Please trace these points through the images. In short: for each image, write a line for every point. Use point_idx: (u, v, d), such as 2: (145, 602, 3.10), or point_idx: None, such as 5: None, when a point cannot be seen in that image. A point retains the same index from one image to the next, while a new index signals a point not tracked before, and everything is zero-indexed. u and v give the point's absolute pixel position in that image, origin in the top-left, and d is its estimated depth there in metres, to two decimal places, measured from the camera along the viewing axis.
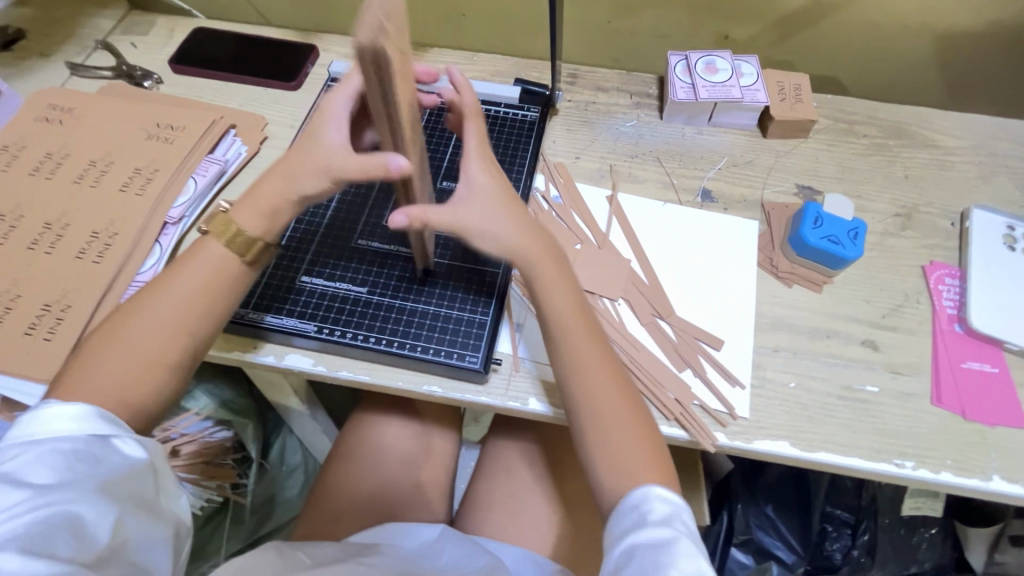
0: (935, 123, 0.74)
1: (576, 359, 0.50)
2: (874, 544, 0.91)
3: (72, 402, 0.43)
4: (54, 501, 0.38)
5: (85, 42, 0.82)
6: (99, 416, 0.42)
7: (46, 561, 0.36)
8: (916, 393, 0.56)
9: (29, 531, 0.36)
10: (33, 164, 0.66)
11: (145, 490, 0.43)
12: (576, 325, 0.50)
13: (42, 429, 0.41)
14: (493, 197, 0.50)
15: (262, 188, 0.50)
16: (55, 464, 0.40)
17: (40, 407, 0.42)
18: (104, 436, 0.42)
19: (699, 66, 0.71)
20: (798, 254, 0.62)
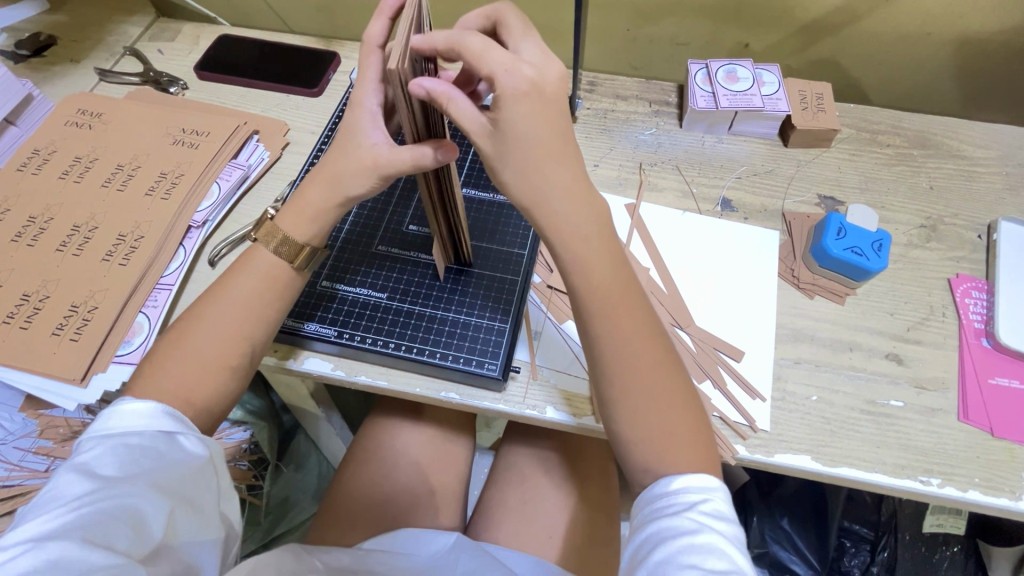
0: (961, 133, 0.73)
1: (620, 349, 0.43)
2: (894, 561, 0.89)
3: (145, 399, 0.43)
4: (117, 493, 0.39)
5: (113, 48, 0.84)
6: (167, 414, 0.43)
7: (102, 551, 0.36)
8: (942, 408, 0.55)
9: (91, 522, 0.37)
10: (63, 167, 0.67)
11: (204, 489, 0.43)
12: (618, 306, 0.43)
13: (115, 424, 0.42)
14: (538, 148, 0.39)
15: (307, 194, 0.49)
16: (121, 456, 0.41)
17: (118, 402, 0.43)
18: (169, 433, 0.43)
19: (720, 74, 0.71)
20: (821, 266, 0.61)
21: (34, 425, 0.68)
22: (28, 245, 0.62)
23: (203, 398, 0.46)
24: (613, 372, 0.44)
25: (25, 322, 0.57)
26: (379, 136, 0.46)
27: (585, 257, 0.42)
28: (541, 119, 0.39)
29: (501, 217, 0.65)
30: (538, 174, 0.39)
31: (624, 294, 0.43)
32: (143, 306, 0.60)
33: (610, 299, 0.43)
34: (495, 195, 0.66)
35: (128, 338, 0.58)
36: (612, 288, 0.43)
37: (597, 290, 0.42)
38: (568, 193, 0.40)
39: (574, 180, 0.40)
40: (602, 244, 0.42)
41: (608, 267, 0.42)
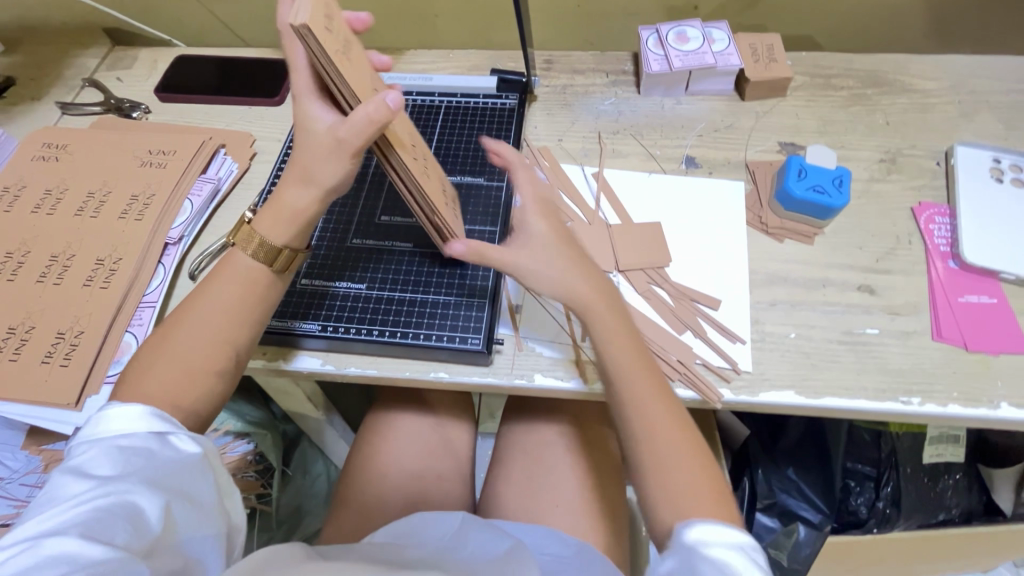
0: (912, 67, 0.75)
1: (659, 438, 0.46)
2: (898, 494, 0.91)
3: (135, 401, 0.44)
4: (114, 490, 0.40)
5: (72, 82, 0.84)
6: (155, 415, 0.44)
7: (102, 547, 0.37)
8: (916, 330, 0.56)
9: (89, 518, 0.38)
10: (35, 201, 0.68)
11: (202, 486, 0.44)
12: (658, 406, 0.47)
13: (107, 427, 0.43)
14: (547, 239, 0.50)
15: (283, 196, 0.49)
16: (115, 457, 0.41)
17: (108, 405, 0.44)
18: (161, 433, 0.43)
19: (670, 37, 0.72)
20: (786, 209, 0.63)
21: (39, 461, 0.69)
22: (9, 280, 0.62)
23: (191, 401, 0.47)
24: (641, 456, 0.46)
25: (14, 354, 0.58)
26: (324, 118, 0.46)
27: (625, 363, 0.48)
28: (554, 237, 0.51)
29: (470, 198, 0.66)
30: (581, 285, 0.49)
31: (636, 344, 0.49)
32: (129, 325, 0.60)
33: (643, 379, 0.47)
34: (462, 178, 0.67)
35: (118, 358, 0.59)
36: (633, 375, 0.48)
37: (637, 396, 0.47)
38: (610, 302, 0.50)
39: (569, 258, 0.50)
40: (626, 350, 0.49)
41: (621, 329, 0.49)
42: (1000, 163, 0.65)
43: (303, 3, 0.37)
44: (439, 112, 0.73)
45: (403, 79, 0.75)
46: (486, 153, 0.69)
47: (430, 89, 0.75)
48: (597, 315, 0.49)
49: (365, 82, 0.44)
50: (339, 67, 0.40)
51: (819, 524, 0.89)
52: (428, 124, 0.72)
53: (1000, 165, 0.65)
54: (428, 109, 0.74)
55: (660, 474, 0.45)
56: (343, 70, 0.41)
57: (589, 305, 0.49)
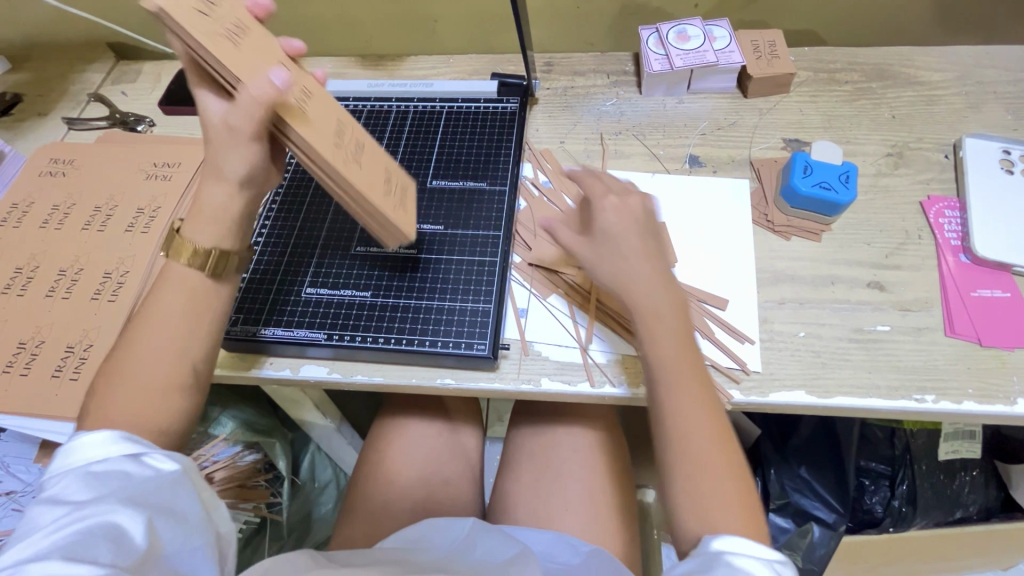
0: (918, 60, 0.74)
1: (706, 467, 0.44)
2: (914, 492, 0.90)
3: (101, 427, 0.43)
4: (93, 512, 0.38)
5: (78, 97, 0.85)
6: (124, 438, 0.42)
7: (88, 566, 0.36)
8: (928, 326, 0.55)
9: (69, 542, 0.37)
10: (43, 217, 0.68)
11: (184, 499, 0.43)
12: (700, 417, 0.45)
13: (76, 455, 0.41)
14: (620, 239, 0.50)
15: (211, 197, 0.47)
16: (89, 481, 0.40)
17: (71, 436, 0.42)
18: (135, 454, 0.42)
19: (671, 36, 0.72)
20: (792, 206, 0.62)
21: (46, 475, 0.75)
22: (18, 296, 0.63)
23: (162, 418, 0.45)
24: (675, 467, 0.44)
25: (24, 369, 0.58)
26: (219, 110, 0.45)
27: (684, 398, 0.46)
28: (626, 242, 0.50)
29: (472, 203, 0.65)
30: (660, 333, 0.48)
31: (687, 351, 0.48)
32: None
33: (688, 388, 0.46)
34: (464, 183, 0.67)
35: None
36: (694, 407, 0.46)
37: (694, 429, 0.45)
38: (681, 340, 0.48)
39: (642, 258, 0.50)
40: (695, 388, 0.46)
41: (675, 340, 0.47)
42: (1010, 155, 0.64)
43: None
44: (440, 117, 0.73)
45: (404, 86, 0.75)
46: (488, 156, 0.69)
47: (431, 95, 0.75)
48: (664, 353, 0.47)
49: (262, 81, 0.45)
50: (215, 49, 0.41)
51: (834, 524, 0.89)
52: (429, 129, 0.72)
53: (1010, 156, 0.64)
54: (428, 115, 0.74)
55: (693, 486, 0.43)
56: (219, 54, 0.42)
57: (659, 345, 0.48)
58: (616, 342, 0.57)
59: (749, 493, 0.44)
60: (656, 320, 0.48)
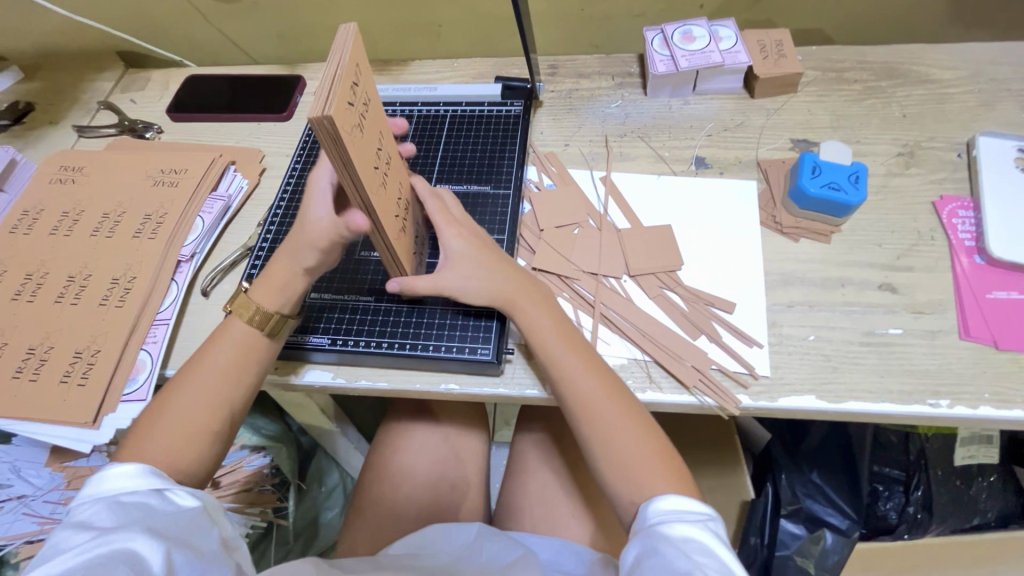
0: (929, 57, 0.73)
1: (616, 430, 0.49)
2: (930, 499, 0.88)
3: (129, 463, 0.46)
4: (116, 537, 0.40)
5: (88, 105, 0.86)
6: (150, 472, 0.45)
7: None
8: (942, 329, 0.54)
9: (91, 565, 0.38)
10: (53, 223, 0.69)
11: (204, 537, 0.44)
12: (602, 394, 0.50)
13: (105, 488, 0.44)
14: (472, 258, 0.53)
15: (280, 263, 0.53)
16: (116, 510, 0.42)
17: (103, 470, 0.45)
18: (159, 490, 0.44)
19: (676, 36, 0.71)
20: (801, 208, 0.61)
21: (60, 478, 0.76)
22: (28, 302, 0.63)
23: (198, 438, 0.48)
24: (593, 445, 0.50)
25: (34, 374, 0.59)
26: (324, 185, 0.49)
27: (571, 370, 0.51)
28: (475, 248, 0.54)
29: (476, 206, 0.65)
30: (527, 308, 0.53)
31: (567, 335, 0.52)
32: (144, 343, 0.61)
33: (579, 366, 0.51)
34: (469, 187, 0.67)
35: (133, 376, 0.59)
36: (583, 378, 0.50)
37: (592, 399, 0.50)
38: (551, 312, 0.53)
39: (467, 263, 0.53)
40: (580, 358, 0.51)
41: (552, 326, 0.52)
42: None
43: (335, 92, 0.35)
44: (444, 121, 0.73)
45: (407, 91, 0.75)
46: (492, 160, 0.69)
47: (435, 99, 0.75)
48: (542, 328, 0.52)
49: (371, 153, 0.42)
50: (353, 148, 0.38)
51: (847, 530, 0.87)
52: (433, 133, 0.72)
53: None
54: (433, 120, 0.74)
55: (617, 458, 0.49)
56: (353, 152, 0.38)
57: (534, 320, 0.52)
58: (622, 346, 0.56)
59: (665, 447, 0.49)
60: (518, 295, 0.53)
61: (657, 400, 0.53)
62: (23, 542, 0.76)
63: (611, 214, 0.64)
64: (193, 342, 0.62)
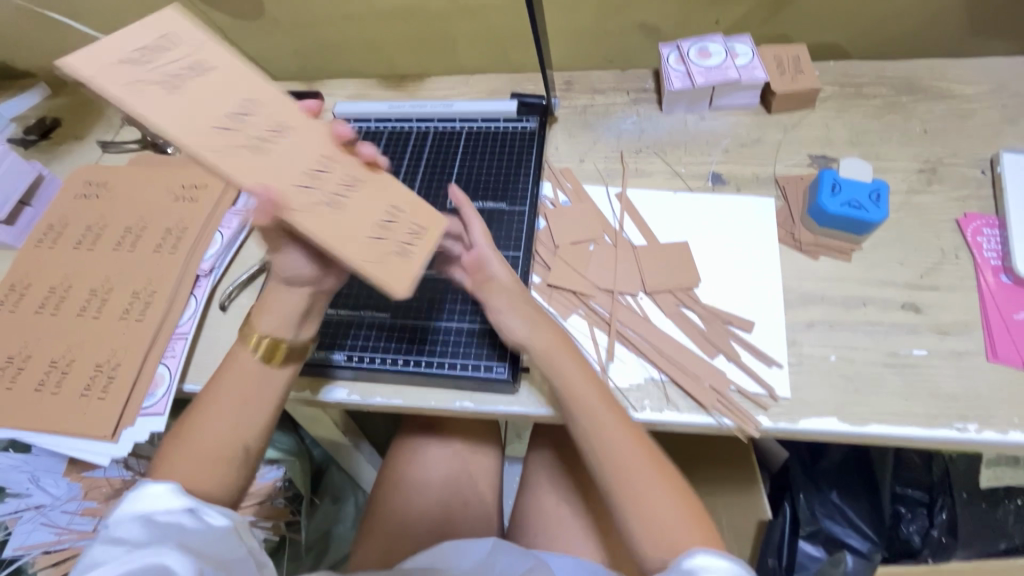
0: (949, 72, 0.72)
1: (642, 485, 0.47)
2: (955, 523, 0.85)
3: (162, 482, 0.45)
4: (148, 554, 0.41)
5: (112, 121, 0.88)
6: (182, 492, 0.45)
7: None
8: (968, 351, 0.53)
9: None
10: (76, 238, 0.70)
11: (234, 552, 0.45)
12: (619, 429, 0.49)
13: (139, 507, 0.44)
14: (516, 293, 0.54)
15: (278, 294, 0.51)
16: (148, 525, 0.43)
17: (137, 486, 0.45)
18: (192, 509, 0.44)
19: (692, 52, 0.71)
20: (820, 225, 0.60)
21: (78, 488, 0.78)
22: (51, 315, 0.65)
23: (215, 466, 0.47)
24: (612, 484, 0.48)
25: (55, 388, 0.60)
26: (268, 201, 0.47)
27: (598, 421, 0.50)
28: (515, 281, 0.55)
29: (492, 223, 0.65)
30: (554, 358, 0.52)
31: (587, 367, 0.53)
32: (163, 356, 0.62)
33: (595, 398, 0.51)
34: (484, 204, 0.67)
35: (152, 390, 0.60)
36: (609, 426, 0.50)
37: (620, 450, 0.48)
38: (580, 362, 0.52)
39: (504, 297, 0.53)
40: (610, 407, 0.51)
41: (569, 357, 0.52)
42: None
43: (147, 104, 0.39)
44: (460, 137, 0.74)
45: (424, 107, 0.76)
46: (508, 176, 0.69)
47: (451, 115, 0.76)
48: (571, 377, 0.51)
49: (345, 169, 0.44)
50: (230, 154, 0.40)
51: (868, 553, 0.84)
52: (449, 150, 0.73)
53: None
54: (448, 136, 0.74)
55: (639, 503, 0.46)
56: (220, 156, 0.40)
57: (563, 369, 0.52)
58: (637, 364, 0.56)
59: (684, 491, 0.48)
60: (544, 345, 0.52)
61: (673, 420, 0.53)
62: (39, 552, 0.77)
63: (626, 231, 0.64)
64: (213, 356, 0.63)
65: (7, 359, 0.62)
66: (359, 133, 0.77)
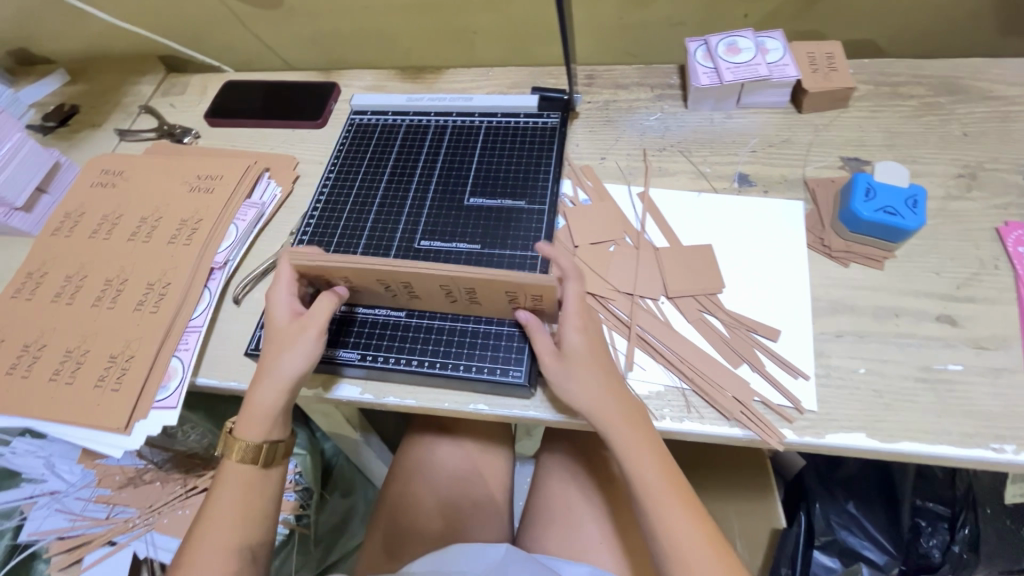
0: (991, 73, 0.68)
1: (660, 506, 0.47)
2: (977, 537, 0.83)
3: None
4: None
5: (129, 109, 0.88)
6: None
7: None
8: (1007, 367, 0.50)
9: None
10: (92, 227, 0.70)
11: None
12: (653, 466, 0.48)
13: None
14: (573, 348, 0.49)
15: (252, 399, 0.52)
16: None
17: None
18: None
19: (720, 48, 0.68)
20: (852, 232, 0.58)
21: (91, 476, 0.81)
22: (67, 304, 0.64)
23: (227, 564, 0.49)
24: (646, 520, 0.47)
25: (70, 378, 0.60)
26: (282, 304, 0.53)
27: (630, 448, 0.48)
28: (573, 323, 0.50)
29: (510, 222, 0.64)
30: (572, 378, 0.49)
31: (621, 401, 0.49)
32: (176, 350, 0.61)
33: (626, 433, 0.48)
34: (503, 202, 0.66)
35: (164, 383, 0.60)
36: (638, 453, 0.47)
37: (650, 483, 0.47)
38: (605, 381, 0.49)
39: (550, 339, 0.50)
40: (639, 431, 0.48)
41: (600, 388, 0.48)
42: None
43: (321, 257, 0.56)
44: (479, 132, 0.72)
45: (442, 100, 0.74)
46: (527, 173, 0.68)
47: (470, 110, 0.74)
48: (589, 397, 0.48)
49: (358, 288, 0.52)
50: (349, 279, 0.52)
51: (884, 567, 0.83)
52: (467, 145, 0.71)
53: None
54: (467, 130, 0.73)
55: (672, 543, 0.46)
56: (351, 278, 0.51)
57: (582, 391, 0.48)
58: (658, 371, 0.54)
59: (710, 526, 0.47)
60: (566, 364, 0.49)
61: (693, 430, 0.51)
62: (54, 538, 0.77)
63: (648, 233, 0.62)
64: (225, 350, 0.62)
65: (23, 348, 0.62)
66: (376, 126, 0.75)
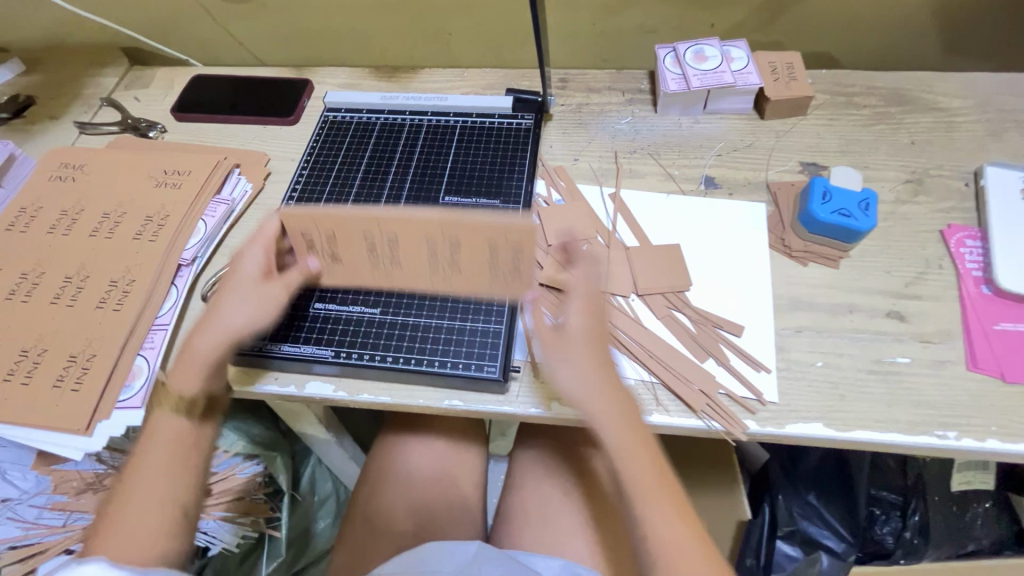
0: (935, 85, 0.73)
1: (654, 507, 0.47)
2: (926, 523, 0.87)
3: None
4: None
5: (91, 101, 0.85)
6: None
7: None
8: (950, 360, 0.54)
9: None
10: (51, 222, 0.68)
11: None
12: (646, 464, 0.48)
13: None
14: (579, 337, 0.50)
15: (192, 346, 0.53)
16: None
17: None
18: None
19: (688, 55, 0.71)
20: (810, 232, 0.61)
21: (47, 482, 0.77)
22: (22, 302, 0.62)
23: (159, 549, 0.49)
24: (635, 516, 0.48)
25: (26, 377, 0.57)
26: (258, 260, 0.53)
27: (626, 450, 0.48)
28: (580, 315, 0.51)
29: None
30: (569, 367, 0.49)
31: (614, 397, 0.49)
32: (141, 348, 0.60)
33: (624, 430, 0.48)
34: (478, 201, 0.66)
35: (127, 383, 0.58)
36: (631, 454, 0.48)
37: (638, 478, 0.48)
38: (600, 374, 0.49)
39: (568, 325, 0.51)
40: (634, 432, 0.49)
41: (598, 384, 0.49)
42: None
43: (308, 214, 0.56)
44: (454, 132, 0.73)
45: (418, 99, 0.75)
46: (501, 172, 0.69)
47: (445, 109, 0.75)
48: (587, 393, 0.49)
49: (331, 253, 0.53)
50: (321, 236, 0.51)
51: (842, 554, 0.87)
52: (442, 144, 0.72)
53: None
54: (442, 130, 0.73)
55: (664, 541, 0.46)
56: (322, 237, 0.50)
57: (581, 386, 0.49)
58: (629, 366, 0.56)
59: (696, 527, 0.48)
60: (566, 350, 0.50)
61: (662, 423, 0.53)
62: (6, 547, 0.75)
63: (620, 232, 0.64)
64: None
65: None
66: (351, 124, 0.75)
